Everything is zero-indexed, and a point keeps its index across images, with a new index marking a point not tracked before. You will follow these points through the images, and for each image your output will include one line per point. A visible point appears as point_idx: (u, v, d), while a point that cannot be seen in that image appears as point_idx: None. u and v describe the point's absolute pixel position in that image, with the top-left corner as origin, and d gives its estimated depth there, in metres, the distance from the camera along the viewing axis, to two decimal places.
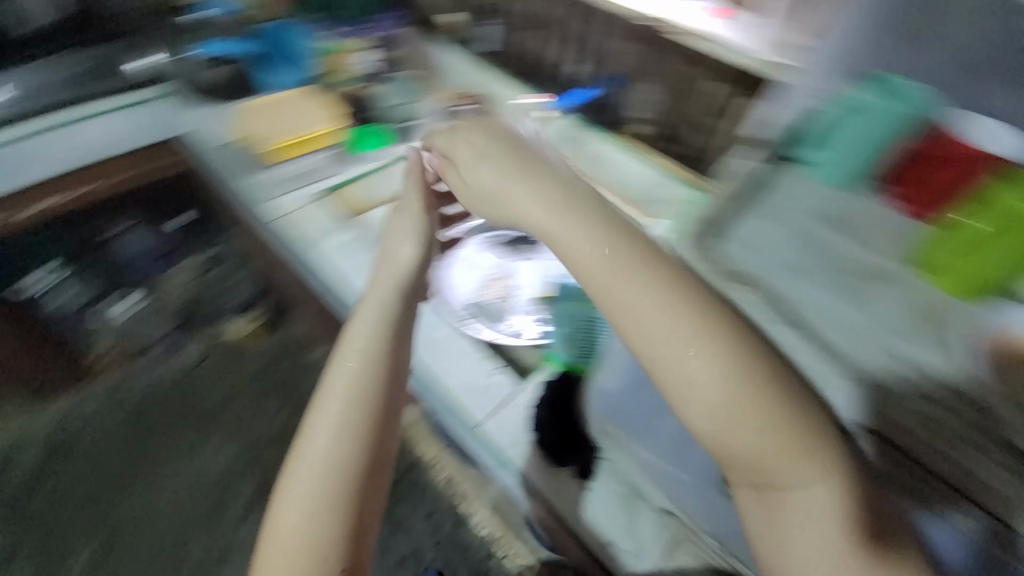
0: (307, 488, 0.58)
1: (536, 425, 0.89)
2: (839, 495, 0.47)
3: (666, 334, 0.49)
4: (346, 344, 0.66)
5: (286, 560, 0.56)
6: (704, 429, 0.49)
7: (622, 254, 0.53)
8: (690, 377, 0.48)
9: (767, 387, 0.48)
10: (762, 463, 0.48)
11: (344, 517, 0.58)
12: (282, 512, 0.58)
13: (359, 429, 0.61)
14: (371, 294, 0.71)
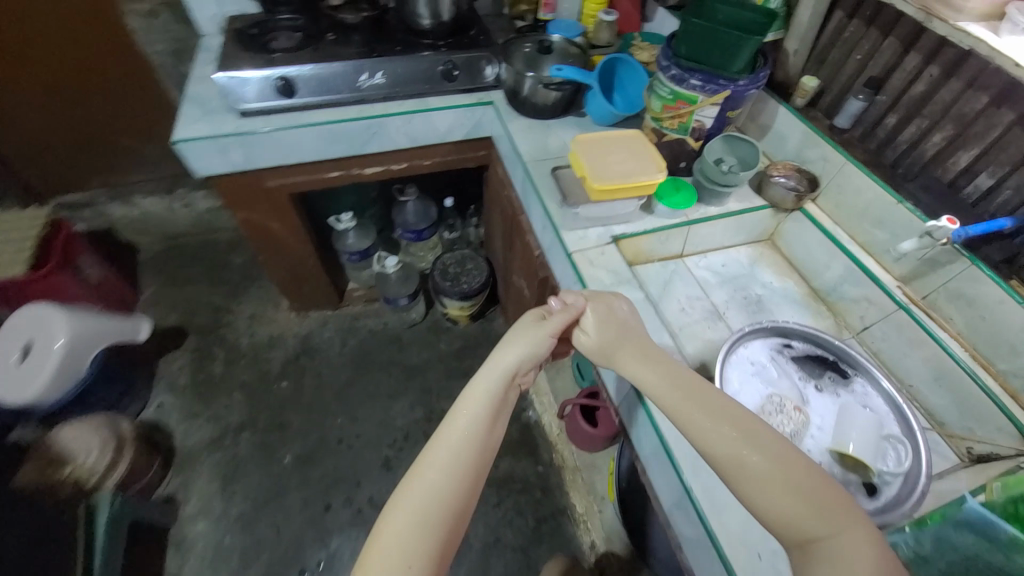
0: (448, 436, 0.74)
1: None
2: (874, 555, 0.57)
3: (725, 426, 0.68)
4: (488, 369, 0.83)
5: (412, 491, 0.67)
6: (754, 486, 0.64)
7: (672, 376, 0.77)
8: (739, 445, 0.66)
9: (785, 459, 0.65)
10: (806, 513, 0.61)
11: (454, 481, 0.69)
12: (433, 447, 0.73)
13: (490, 414, 0.77)
14: (518, 340, 0.87)
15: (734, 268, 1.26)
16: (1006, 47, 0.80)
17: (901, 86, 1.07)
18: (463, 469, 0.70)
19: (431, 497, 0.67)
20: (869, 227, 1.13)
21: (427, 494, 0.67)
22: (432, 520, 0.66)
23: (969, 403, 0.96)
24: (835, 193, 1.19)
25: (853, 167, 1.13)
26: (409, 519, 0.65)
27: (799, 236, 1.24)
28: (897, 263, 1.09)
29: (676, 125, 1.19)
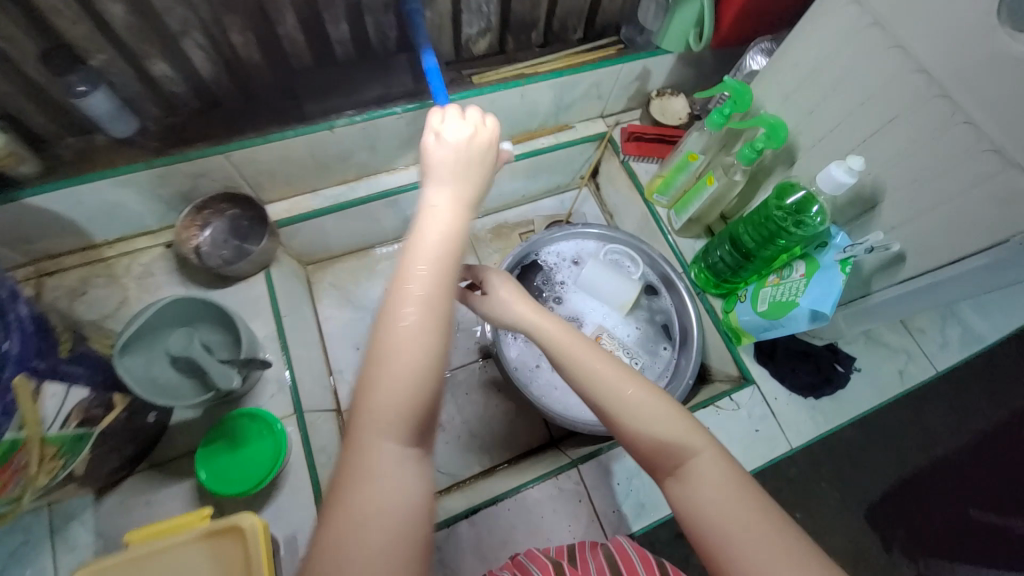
0: (421, 281, 0.39)
1: (772, 397, 0.78)
2: (734, 487, 0.43)
3: (597, 378, 0.48)
4: (431, 212, 0.43)
5: (411, 322, 0.37)
6: (624, 430, 0.47)
7: (547, 322, 0.54)
8: (615, 393, 0.48)
9: (651, 398, 0.47)
10: (668, 446, 0.46)
11: (442, 327, 0.38)
12: (392, 298, 0.38)
13: (445, 247, 0.40)
14: (444, 194, 0.44)
15: (363, 333, 0.91)
16: None
17: (94, 31, 0.56)
18: (431, 374, 0.37)
19: (419, 343, 0.37)
20: (343, 164, 0.81)
21: (416, 339, 0.37)
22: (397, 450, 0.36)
23: (557, 163, 1.00)
24: (271, 180, 0.78)
25: (240, 152, 0.71)
26: (408, 395, 0.36)
27: (314, 236, 0.88)
28: (402, 157, 0.85)
29: (61, 454, 0.51)
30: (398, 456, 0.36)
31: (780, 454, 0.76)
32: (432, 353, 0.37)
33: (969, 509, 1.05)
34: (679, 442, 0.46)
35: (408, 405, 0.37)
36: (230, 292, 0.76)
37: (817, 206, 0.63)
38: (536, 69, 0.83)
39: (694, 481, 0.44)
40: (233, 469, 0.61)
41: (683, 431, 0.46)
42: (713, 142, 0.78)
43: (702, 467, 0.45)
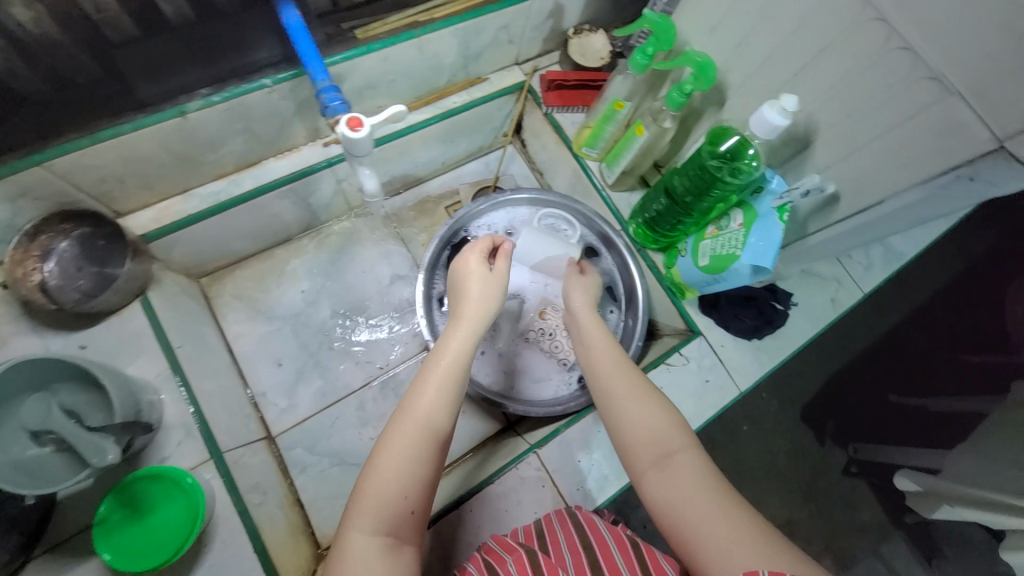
0: (433, 400, 0.49)
1: (719, 343, 0.78)
2: (714, 479, 0.46)
3: (613, 380, 0.55)
4: (445, 346, 0.53)
5: (418, 426, 0.47)
6: (622, 425, 0.52)
7: (599, 328, 0.62)
8: (621, 392, 0.54)
9: (655, 396, 0.53)
10: (661, 438, 0.50)
11: (438, 437, 0.48)
12: (412, 404, 0.48)
13: (453, 381, 0.50)
14: (455, 332, 0.54)
15: (284, 345, 0.81)
16: None
17: None
18: (418, 457, 0.46)
19: (420, 444, 0.46)
20: (215, 156, 0.67)
21: (417, 439, 0.46)
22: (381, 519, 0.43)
23: (475, 123, 0.89)
24: (122, 187, 0.63)
25: (64, 158, 0.55)
26: (393, 472, 0.44)
27: (198, 246, 0.74)
28: (288, 137, 0.71)
29: None
30: (375, 546, 0.42)
31: (730, 400, 0.76)
32: (426, 437, 0.47)
33: (894, 397, 1.11)
34: (665, 440, 0.50)
35: (408, 502, 0.44)
36: (101, 332, 0.63)
37: (751, 151, 0.59)
38: (432, 14, 0.70)
39: (672, 478, 0.47)
40: (153, 539, 0.52)
41: (671, 434, 0.50)
42: (638, 86, 0.72)
43: (685, 461, 0.48)
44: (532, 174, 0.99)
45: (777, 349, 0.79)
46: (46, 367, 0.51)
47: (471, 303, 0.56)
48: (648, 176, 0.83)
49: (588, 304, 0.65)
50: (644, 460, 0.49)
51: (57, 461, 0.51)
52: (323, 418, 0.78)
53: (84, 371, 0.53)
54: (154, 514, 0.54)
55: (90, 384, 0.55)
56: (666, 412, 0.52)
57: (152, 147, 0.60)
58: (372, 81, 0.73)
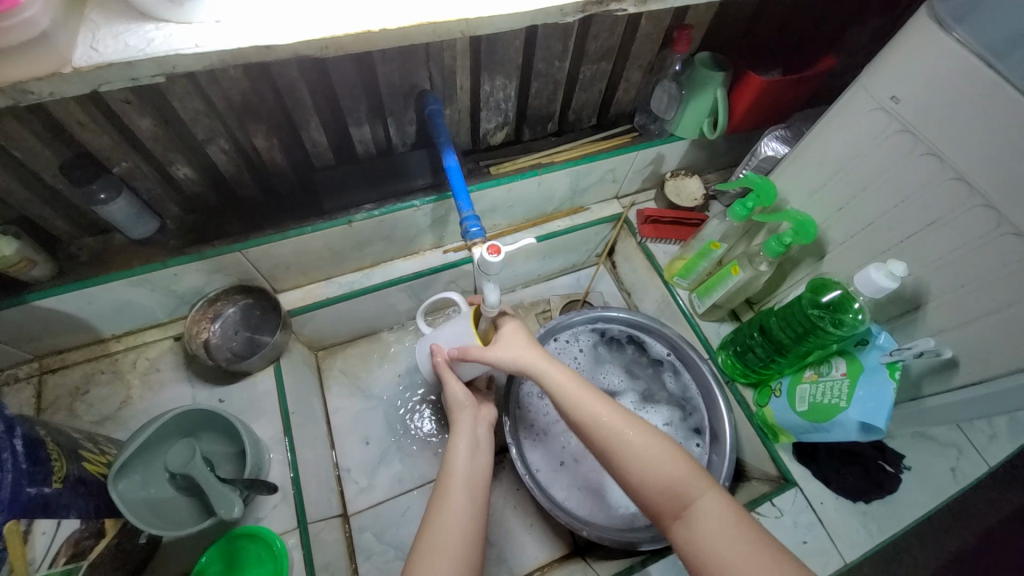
0: (454, 512, 0.54)
1: (818, 495, 0.72)
2: (738, 524, 0.46)
3: (602, 432, 0.53)
4: (456, 458, 0.59)
5: (447, 539, 0.52)
6: (630, 472, 0.51)
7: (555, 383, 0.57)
8: (624, 444, 0.52)
9: (653, 439, 0.52)
10: (673, 488, 0.49)
11: (468, 543, 0.52)
12: (438, 517, 0.54)
13: (468, 491, 0.56)
14: (461, 442, 0.60)
15: (373, 424, 0.86)
16: (215, 32, 0.41)
17: (120, 141, 0.57)
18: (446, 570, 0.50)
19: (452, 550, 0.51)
20: (361, 253, 0.81)
21: (449, 551, 0.51)
22: None
23: (572, 243, 0.99)
24: (287, 271, 0.77)
25: (257, 248, 0.70)
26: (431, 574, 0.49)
27: (326, 324, 0.86)
28: (419, 244, 0.84)
29: None
30: None
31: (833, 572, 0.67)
32: (455, 543, 0.52)
33: None
34: (678, 489, 0.49)
35: None
36: (238, 390, 0.73)
37: (857, 304, 0.60)
38: (553, 158, 0.83)
39: (698, 531, 0.46)
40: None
41: (681, 479, 0.49)
42: (733, 231, 0.78)
43: (708, 511, 0.47)
44: (620, 293, 1.05)
45: (888, 517, 0.71)
46: (202, 415, 0.60)
47: (459, 426, 0.62)
48: (739, 311, 0.85)
49: (537, 353, 0.59)
50: (669, 509, 0.49)
51: (182, 503, 0.58)
52: (395, 505, 0.80)
53: (225, 425, 0.62)
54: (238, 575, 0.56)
55: (225, 435, 0.63)
56: (665, 454, 0.51)
57: (320, 244, 0.74)
58: (493, 205, 0.85)
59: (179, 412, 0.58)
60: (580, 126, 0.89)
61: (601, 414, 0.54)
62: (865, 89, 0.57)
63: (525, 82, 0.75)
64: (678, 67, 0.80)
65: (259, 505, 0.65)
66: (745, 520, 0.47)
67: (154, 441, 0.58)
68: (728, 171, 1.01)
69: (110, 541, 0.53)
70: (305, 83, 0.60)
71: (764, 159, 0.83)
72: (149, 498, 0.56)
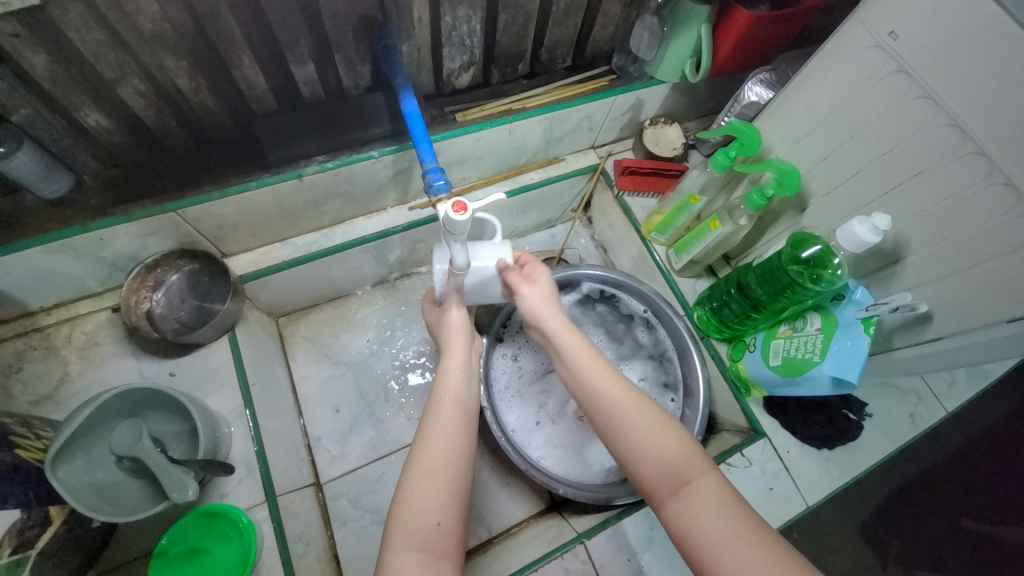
0: (444, 433, 0.51)
1: (786, 445, 0.75)
2: (735, 505, 0.44)
3: (609, 400, 0.52)
4: (450, 378, 0.56)
5: (437, 458, 0.49)
6: (631, 444, 0.50)
7: (574, 345, 0.56)
8: (632, 422, 0.50)
9: (660, 418, 0.51)
10: (674, 466, 0.48)
11: (459, 465, 0.50)
12: (425, 438, 0.51)
13: (462, 413, 0.53)
14: (455, 362, 0.57)
15: (342, 391, 0.83)
16: None
17: (11, 82, 0.48)
18: (438, 473, 0.48)
19: (442, 474, 0.49)
20: (317, 212, 0.74)
21: (439, 466, 0.49)
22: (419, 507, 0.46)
23: (547, 197, 0.94)
24: (235, 233, 0.70)
25: (196, 207, 0.62)
26: (422, 481, 0.48)
27: (284, 289, 0.80)
28: (381, 201, 0.78)
29: None
30: (413, 559, 0.44)
31: (795, 515, 0.71)
32: (450, 453, 0.50)
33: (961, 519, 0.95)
34: (680, 465, 0.48)
35: (434, 515, 0.46)
36: (190, 362, 0.68)
37: (836, 260, 0.59)
38: (525, 104, 0.76)
39: (697, 510, 0.45)
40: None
41: (684, 459, 0.48)
42: (713, 183, 0.75)
43: (708, 491, 0.46)
44: (597, 249, 1.02)
45: (850, 462, 0.74)
46: (146, 393, 0.55)
47: (454, 347, 0.59)
48: (716, 267, 0.84)
49: (557, 316, 0.58)
50: (667, 485, 0.47)
51: (134, 487, 0.54)
52: (370, 470, 0.78)
53: (175, 403, 0.57)
54: (203, 553, 0.54)
55: (176, 413, 0.58)
56: (669, 435, 0.50)
57: (269, 202, 0.67)
58: (461, 157, 0.79)
59: (117, 392, 0.53)
60: (554, 67, 0.81)
61: (609, 386, 0.53)
62: (862, 23, 0.52)
63: (491, 14, 0.67)
64: (659, 0, 0.74)
65: (222, 481, 0.62)
66: (745, 506, 0.45)
67: (95, 423, 0.53)
68: (710, 118, 0.96)
69: (60, 530, 0.50)
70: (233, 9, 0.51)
71: (748, 105, 0.79)
72: (94, 483, 0.52)
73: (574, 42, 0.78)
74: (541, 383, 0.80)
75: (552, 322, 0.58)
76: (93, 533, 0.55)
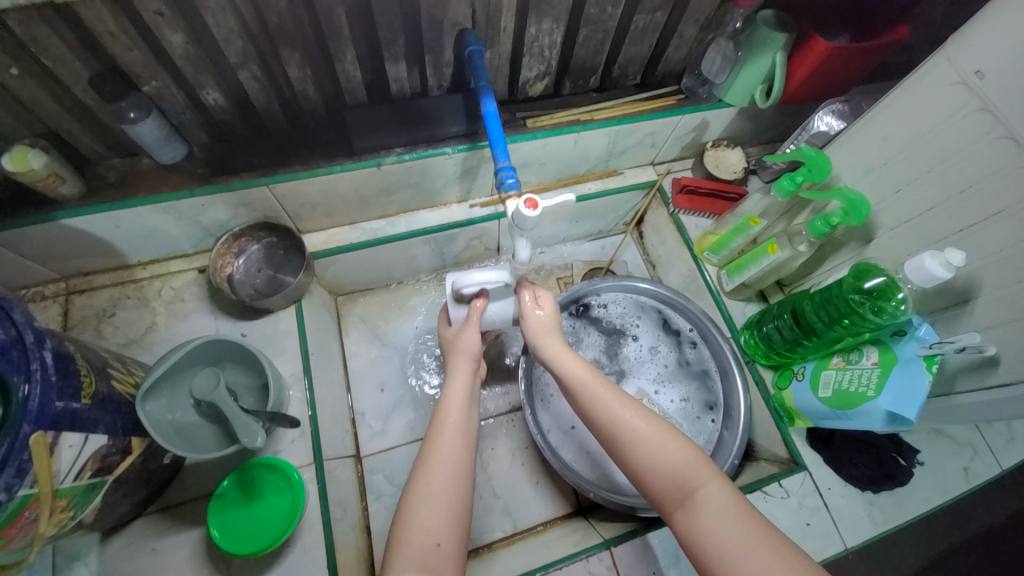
0: (444, 457, 0.53)
1: (828, 481, 0.73)
2: (741, 511, 0.45)
3: (606, 422, 0.53)
4: (450, 402, 0.58)
5: (436, 481, 0.52)
6: (633, 459, 0.51)
7: (569, 368, 0.57)
8: (638, 432, 0.51)
9: (660, 428, 0.52)
10: (677, 477, 0.48)
11: (458, 494, 0.52)
12: (426, 463, 0.53)
13: (461, 438, 0.56)
14: (458, 396, 0.59)
15: (388, 372, 0.87)
16: None
17: (150, 57, 0.55)
18: (438, 496, 0.51)
19: (440, 499, 0.51)
20: (388, 200, 0.79)
21: (442, 492, 0.51)
22: (422, 526, 0.49)
23: (601, 208, 0.96)
24: (312, 211, 0.76)
25: (285, 184, 0.68)
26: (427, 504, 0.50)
27: (347, 269, 0.86)
28: (446, 195, 0.82)
29: (72, 505, 0.48)
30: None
31: (833, 554, 0.68)
32: (449, 472, 0.53)
33: None
34: (683, 476, 0.48)
35: (433, 537, 0.49)
36: (259, 326, 0.74)
37: (901, 294, 0.58)
38: (593, 115, 0.79)
39: (701, 521, 0.46)
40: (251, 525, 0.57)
41: (688, 470, 0.49)
42: (775, 208, 0.75)
43: (710, 500, 0.46)
44: (645, 264, 1.03)
45: (896, 509, 0.71)
46: (224, 346, 0.61)
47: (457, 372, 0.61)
48: (768, 292, 0.83)
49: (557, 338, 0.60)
50: (675, 494, 0.48)
51: (204, 432, 0.59)
52: (407, 450, 0.82)
53: (246, 358, 0.62)
54: (257, 503, 0.58)
55: (248, 368, 0.64)
56: (670, 443, 0.50)
57: (348, 187, 0.72)
58: (526, 162, 0.82)
59: (199, 342, 0.58)
60: (625, 83, 0.84)
61: (606, 403, 0.54)
62: (948, 59, 0.52)
63: (572, 28, 0.70)
64: (739, 24, 0.75)
65: (277, 438, 0.66)
66: (753, 515, 0.45)
67: (179, 368, 0.59)
68: (773, 146, 0.96)
69: (137, 461, 0.56)
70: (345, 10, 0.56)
71: (816, 135, 0.79)
72: (171, 422, 0.58)
73: (649, 59, 0.81)
74: None
75: (553, 344, 0.60)
76: (162, 469, 0.60)
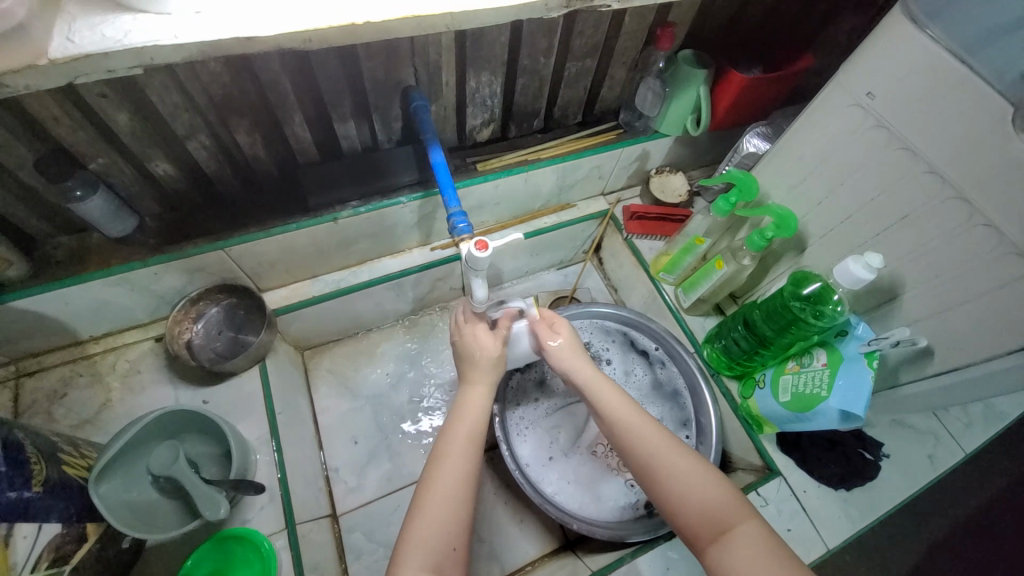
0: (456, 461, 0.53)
1: (802, 484, 0.74)
2: (775, 551, 0.46)
3: (641, 455, 0.54)
4: (471, 406, 0.58)
5: (448, 483, 0.52)
6: (667, 493, 0.52)
7: (606, 398, 0.58)
8: (673, 467, 0.52)
9: (695, 464, 0.52)
10: (714, 513, 0.49)
11: (467, 495, 0.52)
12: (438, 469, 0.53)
13: (471, 443, 0.55)
14: (477, 394, 0.60)
15: (361, 424, 0.86)
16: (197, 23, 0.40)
17: (96, 136, 0.56)
18: (450, 498, 0.51)
19: (451, 503, 0.51)
20: (348, 251, 0.80)
21: (451, 493, 0.51)
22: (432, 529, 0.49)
23: (559, 240, 1.00)
24: (272, 269, 0.76)
25: (241, 246, 0.69)
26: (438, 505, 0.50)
27: (311, 323, 0.85)
28: (406, 241, 0.84)
29: None
30: None
31: (816, 558, 0.69)
32: (459, 472, 0.53)
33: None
34: (717, 514, 0.49)
35: (449, 542, 0.49)
36: (222, 390, 0.72)
37: (836, 296, 0.62)
38: (539, 155, 0.84)
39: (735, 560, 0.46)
40: None
41: (725, 508, 0.49)
42: (717, 226, 0.80)
43: (745, 539, 0.47)
44: (608, 289, 1.07)
45: (869, 503, 0.73)
46: (184, 415, 0.59)
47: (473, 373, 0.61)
48: (724, 305, 0.87)
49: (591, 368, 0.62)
50: (710, 532, 0.48)
51: (165, 508, 0.57)
52: (386, 503, 0.79)
53: (207, 425, 0.61)
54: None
55: (209, 435, 0.62)
56: (706, 479, 0.51)
57: (306, 242, 0.73)
58: (480, 203, 0.85)
59: (156, 415, 0.56)
60: (567, 122, 0.89)
61: (643, 436, 0.55)
62: (842, 85, 0.58)
63: (510, 78, 0.75)
64: (661, 65, 0.81)
65: (245, 506, 0.64)
66: (786, 554, 0.46)
67: (135, 444, 0.57)
68: (712, 168, 1.03)
69: (92, 550, 0.52)
70: (289, 78, 0.59)
71: (746, 156, 0.85)
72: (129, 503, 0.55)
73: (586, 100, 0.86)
74: (554, 418, 0.82)
75: (588, 373, 0.61)
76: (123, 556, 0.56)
